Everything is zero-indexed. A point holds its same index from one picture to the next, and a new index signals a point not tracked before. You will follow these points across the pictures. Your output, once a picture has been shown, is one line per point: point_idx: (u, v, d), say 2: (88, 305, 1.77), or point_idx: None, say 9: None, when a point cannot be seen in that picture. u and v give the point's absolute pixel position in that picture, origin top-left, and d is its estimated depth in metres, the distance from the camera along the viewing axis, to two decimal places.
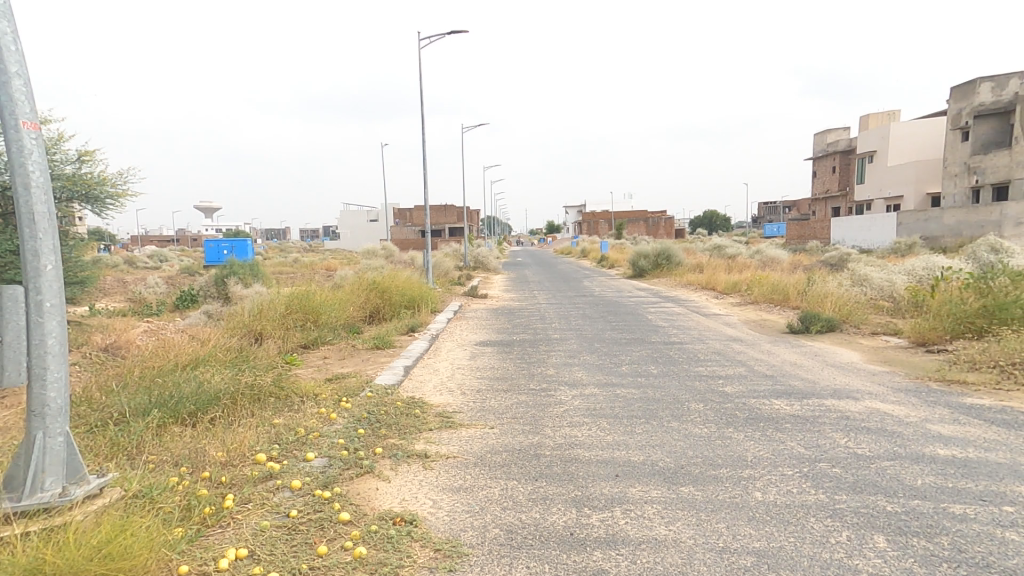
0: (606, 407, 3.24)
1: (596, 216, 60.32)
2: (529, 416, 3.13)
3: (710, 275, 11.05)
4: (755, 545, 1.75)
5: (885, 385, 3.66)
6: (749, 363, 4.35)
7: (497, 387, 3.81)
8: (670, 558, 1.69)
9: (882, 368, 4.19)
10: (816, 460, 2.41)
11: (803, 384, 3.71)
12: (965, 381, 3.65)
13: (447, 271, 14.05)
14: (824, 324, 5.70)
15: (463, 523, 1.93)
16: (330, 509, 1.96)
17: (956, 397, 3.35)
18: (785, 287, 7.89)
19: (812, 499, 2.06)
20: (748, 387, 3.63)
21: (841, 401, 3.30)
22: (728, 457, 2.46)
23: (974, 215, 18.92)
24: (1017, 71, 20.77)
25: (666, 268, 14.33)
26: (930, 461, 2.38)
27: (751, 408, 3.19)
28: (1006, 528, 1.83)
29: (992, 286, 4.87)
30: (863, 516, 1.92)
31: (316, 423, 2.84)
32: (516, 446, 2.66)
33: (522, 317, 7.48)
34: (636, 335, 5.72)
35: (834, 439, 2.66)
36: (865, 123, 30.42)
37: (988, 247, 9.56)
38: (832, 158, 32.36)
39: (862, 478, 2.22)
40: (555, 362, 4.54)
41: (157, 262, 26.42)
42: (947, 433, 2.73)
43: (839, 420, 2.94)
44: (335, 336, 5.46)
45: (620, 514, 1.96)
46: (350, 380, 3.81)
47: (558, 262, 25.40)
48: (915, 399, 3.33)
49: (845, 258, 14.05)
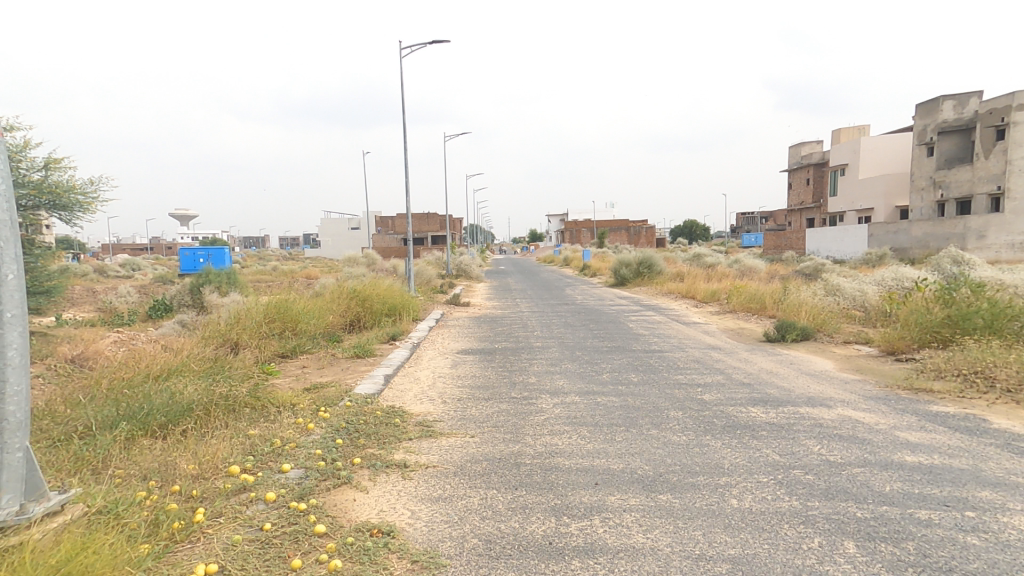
0: (586, 416, 3.25)
1: (578, 225, 60.68)
2: (509, 425, 3.12)
3: (690, 284, 11.19)
4: (731, 552, 1.77)
5: (857, 393, 3.74)
6: (727, 372, 4.41)
7: (478, 396, 3.79)
8: (647, 566, 1.70)
9: (854, 375, 4.29)
10: (790, 467, 2.45)
11: (778, 392, 3.77)
12: (931, 389, 3.74)
13: (429, 280, 14.00)
14: (799, 333, 5.81)
15: (442, 534, 1.91)
16: (305, 522, 1.93)
17: (923, 405, 3.44)
18: (762, 295, 8.04)
19: (786, 505, 2.09)
20: (726, 395, 3.68)
21: (814, 409, 3.36)
22: (706, 465, 2.48)
23: (941, 227, 19.54)
24: (977, 90, 21.44)
25: (647, 276, 14.49)
26: (898, 468, 2.43)
27: (729, 415, 3.23)
28: (970, 532, 1.88)
29: (957, 297, 5.02)
30: (835, 522, 1.95)
31: (292, 433, 2.80)
32: (495, 455, 2.65)
33: (504, 325, 7.48)
34: (617, 343, 5.76)
35: (808, 446, 2.70)
36: (838, 137, 31.20)
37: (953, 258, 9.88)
38: (808, 170, 33.11)
39: (834, 485, 2.26)
40: (536, 370, 4.55)
41: (130, 270, 25.83)
42: (915, 440, 2.79)
43: (813, 427, 2.99)
44: (314, 345, 5.40)
45: (598, 523, 1.97)
46: (329, 389, 3.76)
47: (540, 270, 25.46)
48: (885, 406, 3.40)
49: (821, 267, 14.36)
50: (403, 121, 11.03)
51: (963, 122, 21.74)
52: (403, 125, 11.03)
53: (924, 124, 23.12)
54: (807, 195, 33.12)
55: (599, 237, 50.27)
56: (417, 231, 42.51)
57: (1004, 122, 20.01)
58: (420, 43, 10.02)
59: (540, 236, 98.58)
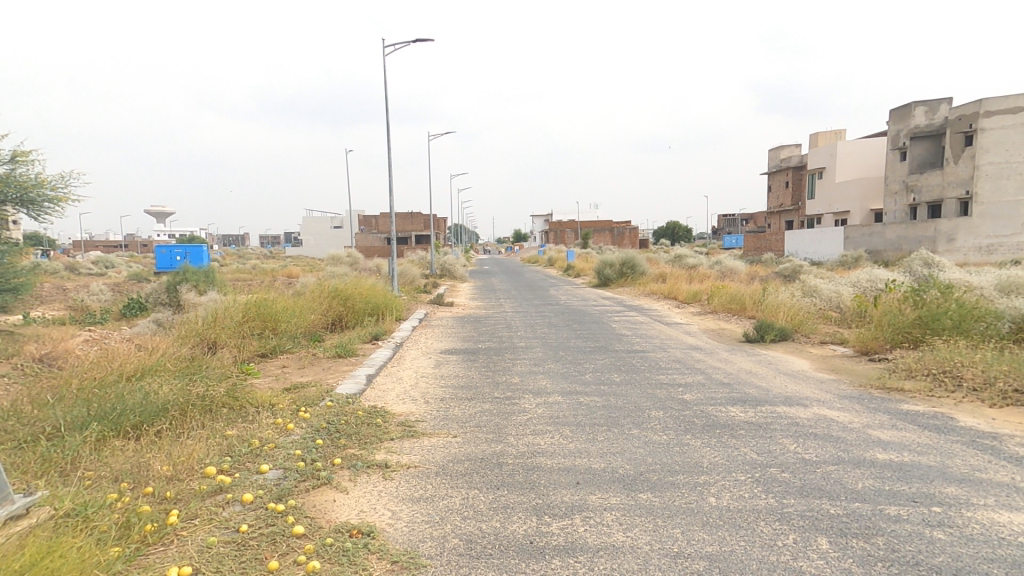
0: (568, 416, 3.26)
1: (562, 225, 60.83)
2: (492, 424, 3.12)
3: (672, 284, 11.31)
4: (709, 549, 1.79)
5: (832, 392, 3.82)
6: (707, 371, 4.47)
7: (461, 396, 3.78)
8: (626, 564, 1.71)
9: (830, 375, 4.37)
10: (767, 466, 2.49)
11: (757, 391, 3.83)
12: (903, 389, 3.83)
13: (412, 279, 13.92)
14: (777, 333, 5.91)
15: (422, 534, 1.91)
16: (283, 523, 1.91)
17: (895, 404, 3.52)
18: (743, 296, 8.15)
19: (762, 503, 2.12)
20: (706, 395, 3.72)
21: (792, 408, 3.42)
22: (685, 464, 2.51)
23: (914, 231, 20.04)
24: (946, 97, 22.03)
25: (630, 277, 14.60)
26: (870, 465, 2.49)
27: (709, 415, 3.27)
28: (937, 527, 1.93)
29: (926, 298, 5.16)
30: (809, 519, 1.99)
31: (271, 434, 2.77)
32: (477, 454, 2.65)
33: (487, 325, 7.47)
34: (599, 344, 5.78)
35: (785, 445, 2.75)
36: (816, 141, 31.78)
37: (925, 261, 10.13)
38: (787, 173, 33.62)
39: (809, 483, 2.30)
40: (519, 370, 4.56)
41: (103, 269, 25.20)
42: (886, 438, 2.86)
43: (789, 426, 3.05)
44: (295, 345, 5.34)
45: (578, 522, 1.98)
46: (310, 389, 3.71)
47: (525, 271, 25.48)
48: (859, 405, 3.48)
49: (800, 269, 14.60)
50: (385, 118, 10.90)
51: (933, 128, 22.30)
52: (385, 122, 10.90)
53: (897, 129, 23.61)
54: (787, 197, 33.65)
55: (583, 238, 50.50)
56: (401, 230, 42.22)
57: (972, 128, 20.62)
58: (402, 42, 9.95)
59: (525, 237, 98.63)
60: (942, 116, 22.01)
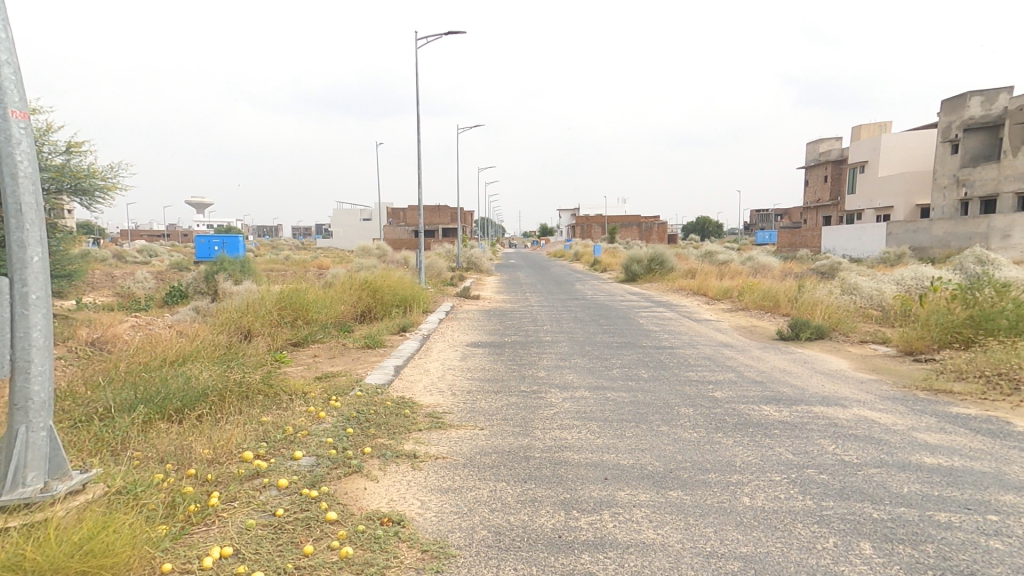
0: (596, 411, 3.24)
1: (589, 220, 60.43)
2: (518, 418, 3.12)
3: (703, 280, 11.11)
4: (743, 550, 1.76)
5: (872, 393, 3.70)
6: (739, 369, 4.38)
7: (488, 389, 3.79)
8: (658, 562, 1.69)
9: (869, 375, 4.24)
10: (804, 466, 2.43)
11: (792, 391, 3.74)
12: (950, 391, 3.69)
13: (440, 272, 14.04)
14: (813, 331, 5.77)
15: (451, 524, 1.92)
16: (316, 508, 1.95)
17: (943, 406, 3.39)
18: (776, 293, 7.96)
19: (799, 505, 2.07)
20: (737, 393, 3.65)
21: (829, 408, 3.32)
22: (717, 462, 2.47)
23: (963, 227, 19.23)
24: (1005, 86, 21.04)
25: (658, 272, 14.38)
26: (916, 469, 2.40)
27: (741, 413, 3.20)
28: (991, 536, 1.86)
29: (979, 297, 4.94)
30: (850, 523, 1.93)
31: (304, 421, 2.83)
32: (505, 447, 2.66)
33: (514, 319, 7.48)
34: (626, 339, 5.73)
35: (822, 446, 2.68)
36: (857, 134, 30.71)
37: (975, 259, 9.68)
38: (825, 167, 32.61)
39: (849, 485, 2.24)
40: (546, 364, 4.55)
41: (146, 256, 26.26)
42: (934, 441, 2.76)
43: (827, 427, 2.97)
44: (326, 334, 5.43)
45: (609, 518, 1.96)
46: (341, 378, 3.78)
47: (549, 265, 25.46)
48: (902, 407, 3.36)
49: (837, 266, 14.13)
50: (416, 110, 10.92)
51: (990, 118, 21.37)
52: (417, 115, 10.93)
53: (948, 120, 22.72)
54: (823, 193, 32.69)
55: (610, 232, 50.13)
56: (428, 223, 42.61)
57: None
58: (436, 34, 9.92)
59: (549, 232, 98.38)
60: (1000, 106, 21.07)
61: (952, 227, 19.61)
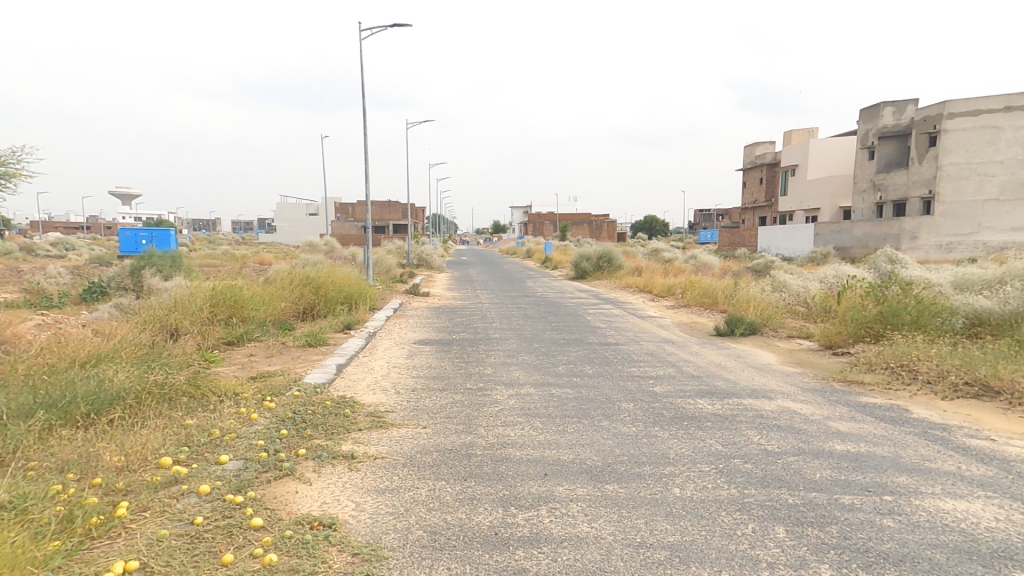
0: (539, 408, 3.27)
1: (541, 217, 61.01)
2: (463, 416, 3.11)
3: (648, 278, 11.40)
4: (670, 539, 1.82)
5: (796, 386, 3.91)
6: (677, 364, 4.53)
7: (433, 386, 3.76)
8: (589, 555, 1.72)
9: (795, 369, 4.47)
10: (731, 457, 2.53)
11: (725, 384, 3.89)
12: (863, 381, 3.95)
13: (388, 269, 13.80)
14: (746, 327, 6.02)
15: (386, 525, 1.89)
16: (240, 514, 1.88)
17: (854, 396, 3.62)
18: (714, 291, 8.28)
19: (725, 493, 2.16)
20: (676, 388, 3.77)
21: (758, 401, 3.48)
22: (653, 455, 2.54)
23: (879, 229, 20.68)
24: (913, 98, 22.46)
25: (606, 270, 14.68)
26: (828, 456, 2.55)
27: (677, 407, 3.31)
28: (885, 515, 2.00)
29: (887, 294, 5.30)
30: (767, 509, 2.03)
31: (233, 423, 2.72)
32: (447, 445, 2.64)
33: (463, 317, 7.44)
34: (574, 336, 5.81)
35: (749, 437, 2.80)
36: (789, 138, 32.29)
37: (887, 258, 10.46)
38: (759, 170, 34.20)
39: (770, 473, 2.35)
40: (494, 361, 4.54)
41: (63, 250, 24.40)
42: (846, 429, 2.93)
43: (754, 418, 3.11)
44: (264, 333, 5.28)
45: (545, 513, 1.98)
46: (278, 378, 3.66)
47: (500, 262, 25.49)
48: (821, 398, 3.57)
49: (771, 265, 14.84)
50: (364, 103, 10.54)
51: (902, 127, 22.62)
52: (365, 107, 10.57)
53: (867, 128, 23.88)
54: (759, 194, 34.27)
55: (562, 230, 50.79)
56: (377, 219, 41.80)
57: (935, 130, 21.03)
58: (379, 26, 9.64)
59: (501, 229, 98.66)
60: (908, 116, 22.41)
61: (871, 227, 20.81)
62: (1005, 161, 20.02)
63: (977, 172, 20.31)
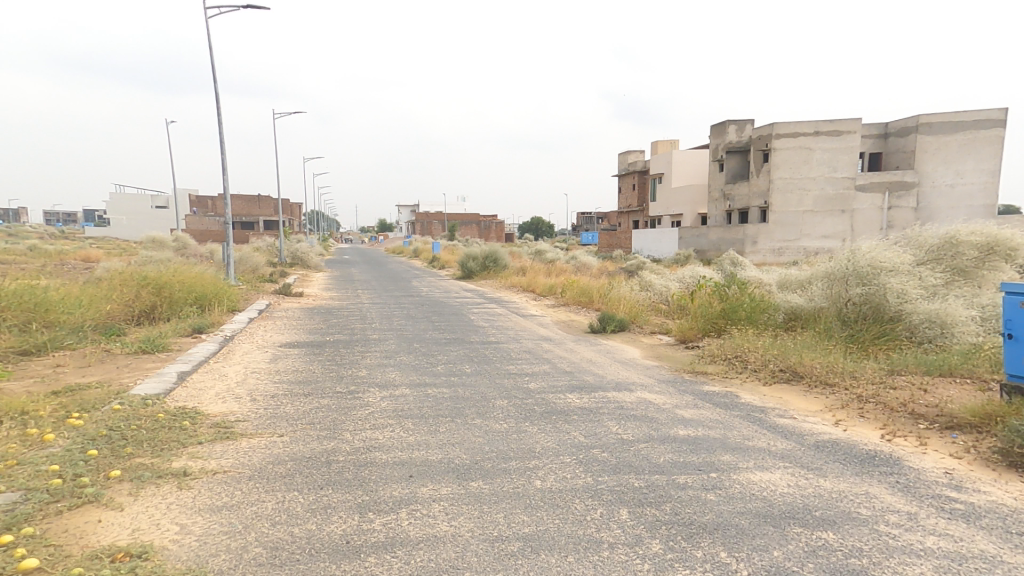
0: (412, 408, 3.18)
1: (428, 216, 60.03)
2: (328, 421, 2.93)
3: (531, 278, 11.74)
4: (525, 530, 1.84)
5: (653, 377, 4.23)
6: (551, 361, 4.68)
7: (297, 392, 3.51)
8: (444, 554, 1.69)
9: (653, 362, 4.84)
10: (591, 447, 2.64)
11: (594, 378, 4.10)
12: (706, 372, 4.39)
13: (255, 268, 12.78)
14: (616, 324, 6.42)
15: (215, 547, 1.71)
16: (8, 557, 1.58)
17: (698, 385, 4.00)
18: (590, 290, 8.71)
19: (581, 482, 2.25)
20: (549, 383, 3.89)
21: (620, 393, 3.70)
22: (519, 450, 2.57)
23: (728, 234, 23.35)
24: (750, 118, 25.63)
25: (492, 270, 14.89)
26: (671, 441, 2.77)
27: (548, 402, 3.40)
28: (711, 491, 2.22)
29: (729, 292, 5.97)
30: (616, 493, 2.15)
31: (17, 449, 2.32)
32: (304, 453, 2.47)
33: (341, 317, 7.09)
34: (456, 335, 5.77)
35: (608, 427, 2.96)
36: (655, 149, 35.24)
37: (733, 262, 11.84)
38: (630, 177, 36.85)
39: (622, 460, 2.49)
40: (369, 363, 4.37)
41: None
42: (689, 415, 3.23)
43: (614, 409, 3.29)
44: (79, 340, 4.62)
45: (404, 516, 1.91)
46: (93, 392, 3.19)
47: (381, 261, 24.73)
48: (671, 388, 3.89)
49: (641, 265, 16.06)
50: (214, 87, 9.73)
51: (745, 144, 25.77)
52: (215, 92, 9.74)
53: (717, 143, 26.81)
54: (632, 200, 36.94)
55: (449, 230, 50.51)
56: (247, 213, 38.63)
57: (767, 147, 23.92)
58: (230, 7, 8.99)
59: (388, 228, 96.22)
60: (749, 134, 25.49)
61: (723, 232, 23.43)
62: (817, 178, 23.34)
63: (797, 188, 23.41)
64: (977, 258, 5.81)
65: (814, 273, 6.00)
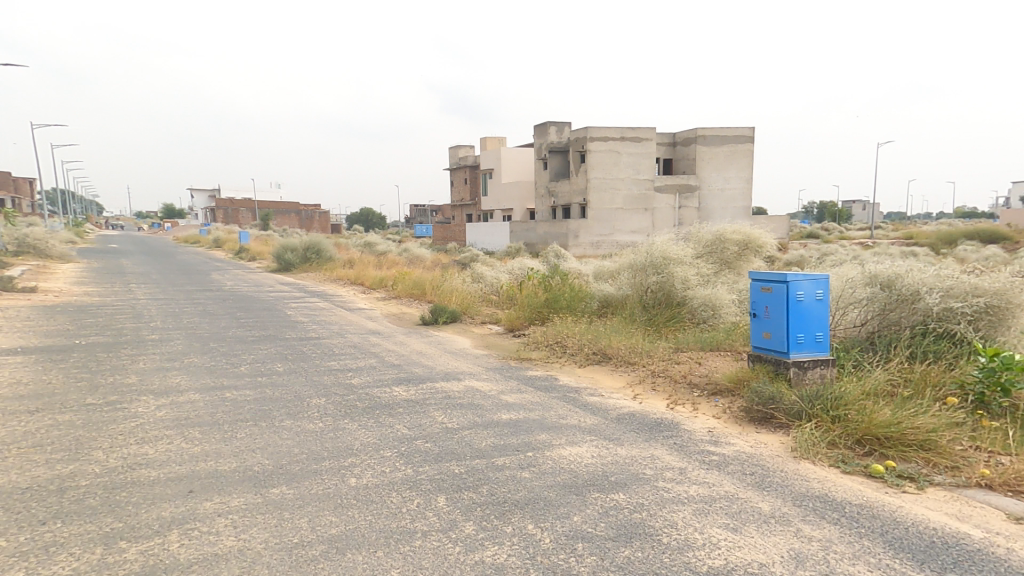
0: (201, 415, 2.86)
1: (234, 203, 53.66)
2: (73, 440, 2.50)
3: (359, 270, 11.32)
4: (331, 532, 1.78)
5: (482, 366, 4.39)
6: (379, 356, 4.54)
7: (29, 408, 2.92)
8: (226, 571, 1.57)
9: (482, 351, 5.02)
10: (414, 439, 2.64)
11: (422, 370, 4.11)
12: (529, 358, 4.68)
13: None
14: (447, 315, 6.53)
15: None
16: None
17: (522, 371, 4.26)
18: (422, 282, 8.69)
19: (400, 474, 2.25)
20: (374, 377, 3.80)
21: (447, 383, 3.77)
22: (335, 448, 2.48)
23: (554, 229, 25.20)
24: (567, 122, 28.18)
25: (314, 262, 13.98)
26: (493, 426, 2.90)
27: (372, 397, 3.32)
28: (525, 468, 2.38)
29: (552, 284, 6.44)
30: (435, 482, 2.19)
31: None
32: (24, 485, 2.06)
33: (98, 316, 6.00)
34: (267, 332, 5.33)
35: (433, 418, 2.99)
36: (483, 145, 36.57)
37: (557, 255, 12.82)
38: (463, 171, 37.71)
39: (445, 449, 2.54)
40: (145, 368, 3.81)
41: None
42: (510, 401, 3.41)
43: (441, 399, 3.34)
44: None
45: (174, 538, 1.73)
46: None
47: (176, 253, 21.40)
48: (498, 375, 4.09)
49: (473, 257, 16.58)
50: None
51: (563, 144, 28.37)
52: None
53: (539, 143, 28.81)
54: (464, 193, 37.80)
55: (260, 219, 46.20)
56: None
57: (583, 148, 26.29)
58: None
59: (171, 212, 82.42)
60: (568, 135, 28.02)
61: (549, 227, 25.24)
62: (625, 179, 26.34)
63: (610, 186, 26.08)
64: (737, 252, 7.12)
65: (621, 264, 6.73)
